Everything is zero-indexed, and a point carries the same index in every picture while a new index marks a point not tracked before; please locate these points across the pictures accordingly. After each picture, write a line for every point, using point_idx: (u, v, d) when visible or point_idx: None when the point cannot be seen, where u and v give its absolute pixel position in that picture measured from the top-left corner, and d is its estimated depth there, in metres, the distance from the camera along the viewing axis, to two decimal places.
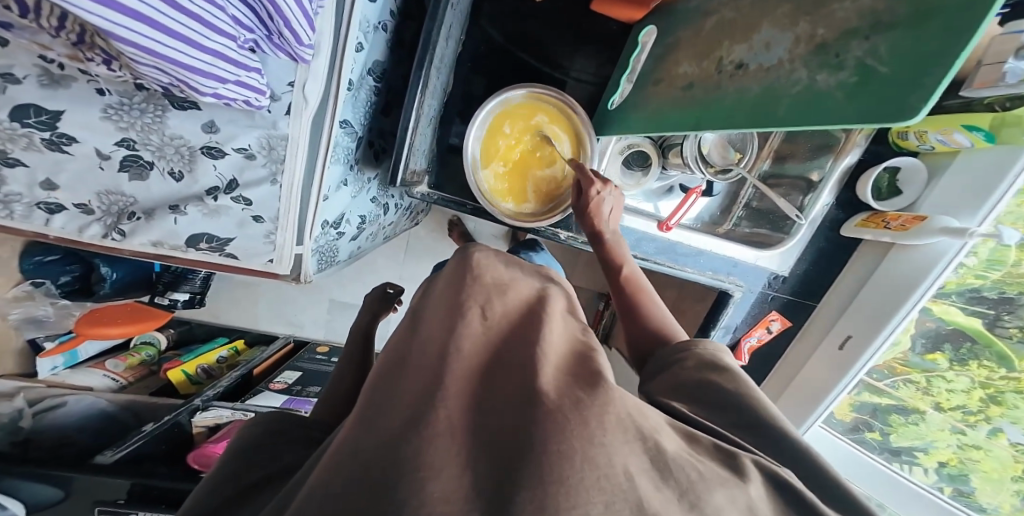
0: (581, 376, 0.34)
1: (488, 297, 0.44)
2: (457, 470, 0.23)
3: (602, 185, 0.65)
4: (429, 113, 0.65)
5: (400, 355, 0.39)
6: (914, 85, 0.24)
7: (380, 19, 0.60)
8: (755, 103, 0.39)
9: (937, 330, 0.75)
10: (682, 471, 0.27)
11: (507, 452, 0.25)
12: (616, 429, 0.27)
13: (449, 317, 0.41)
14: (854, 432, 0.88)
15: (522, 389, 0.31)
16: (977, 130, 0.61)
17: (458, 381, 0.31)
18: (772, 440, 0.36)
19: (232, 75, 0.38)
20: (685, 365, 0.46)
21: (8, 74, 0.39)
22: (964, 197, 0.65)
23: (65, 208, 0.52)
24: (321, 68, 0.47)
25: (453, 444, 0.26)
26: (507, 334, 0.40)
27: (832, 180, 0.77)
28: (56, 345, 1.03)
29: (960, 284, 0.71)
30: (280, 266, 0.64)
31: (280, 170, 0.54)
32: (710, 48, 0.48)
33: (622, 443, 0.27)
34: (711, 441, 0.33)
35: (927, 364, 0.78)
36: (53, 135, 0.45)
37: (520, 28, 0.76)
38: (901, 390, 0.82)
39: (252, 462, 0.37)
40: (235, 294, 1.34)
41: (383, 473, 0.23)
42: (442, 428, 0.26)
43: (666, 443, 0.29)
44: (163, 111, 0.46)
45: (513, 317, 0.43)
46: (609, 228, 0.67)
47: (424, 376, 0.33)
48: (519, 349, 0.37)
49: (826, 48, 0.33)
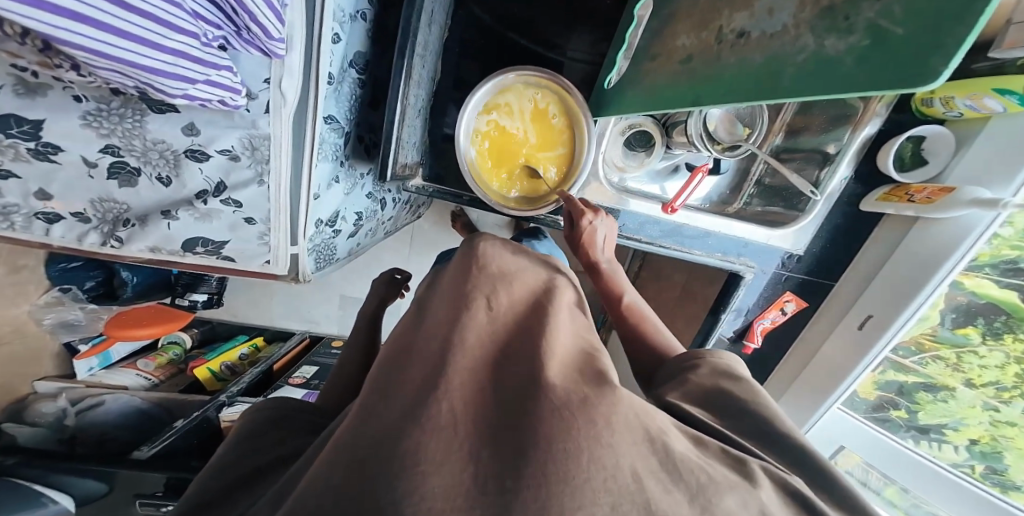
0: (588, 373, 0.33)
1: (493, 287, 0.43)
2: (458, 465, 0.23)
3: (593, 214, 0.63)
4: (417, 103, 0.63)
5: (404, 345, 0.38)
6: (933, 45, 0.21)
7: (357, 7, 0.57)
8: (757, 75, 0.36)
9: (969, 305, 0.71)
10: (692, 473, 0.25)
11: (509, 446, 0.25)
12: (624, 429, 0.26)
13: (453, 307, 0.40)
14: (879, 411, 0.85)
15: (527, 383, 0.30)
16: (1010, 94, 0.55)
17: (462, 371, 0.31)
18: (785, 443, 0.35)
19: (200, 74, 0.37)
20: (698, 371, 0.44)
21: None
22: (999, 165, 0.60)
23: (63, 218, 0.53)
24: (296, 64, 0.46)
25: (455, 438, 0.25)
26: (512, 326, 0.39)
27: (851, 153, 0.71)
28: (90, 347, 1.07)
29: (993, 256, 0.67)
30: (277, 267, 0.63)
31: (265, 170, 0.52)
32: (710, 17, 0.45)
33: (630, 444, 0.25)
34: (719, 446, 0.31)
35: (957, 339, 0.74)
36: (37, 145, 0.45)
37: (510, 8, 0.73)
38: (929, 367, 0.78)
39: (256, 448, 0.37)
40: (250, 294, 1.36)
41: (384, 464, 0.22)
42: (443, 421, 0.25)
43: (674, 444, 0.28)
44: (141, 115, 0.45)
45: (518, 308, 0.42)
46: (605, 256, 0.66)
47: (426, 366, 0.32)
48: (524, 344, 0.36)
49: (834, 11, 0.30)
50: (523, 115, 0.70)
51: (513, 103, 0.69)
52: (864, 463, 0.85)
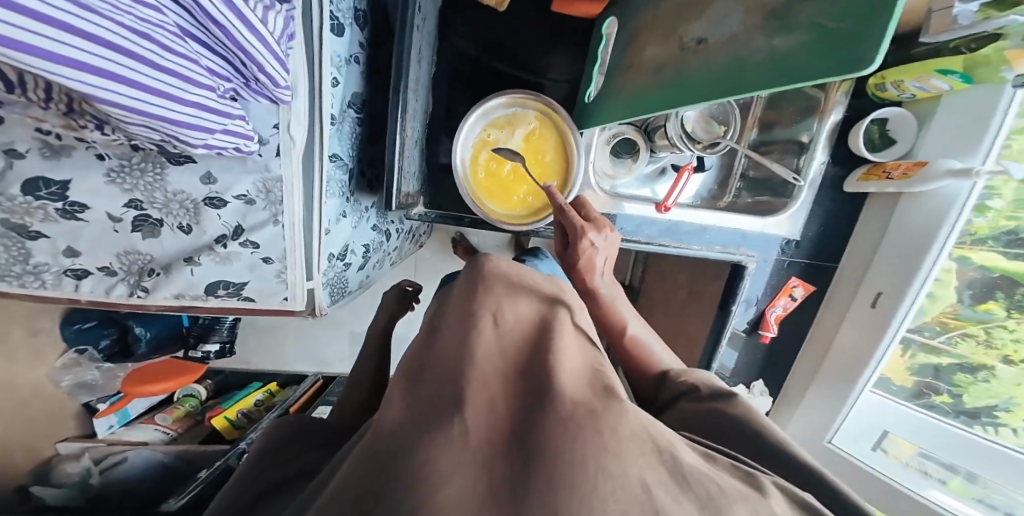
0: (597, 386, 0.34)
1: (502, 295, 0.44)
2: (472, 478, 0.24)
3: (596, 235, 0.61)
4: (413, 134, 0.67)
5: (419, 347, 0.39)
6: (862, 34, 0.25)
7: (351, 52, 0.62)
8: (720, 75, 0.39)
9: (986, 280, 0.72)
10: (700, 485, 0.26)
11: (521, 459, 0.26)
12: (633, 439, 0.27)
13: (466, 311, 0.41)
14: (921, 397, 0.82)
15: (539, 395, 0.31)
16: (952, 73, 0.59)
17: (474, 379, 0.32)
18: (784, 459, 0.37)
19: (219, 124, 0.41)
20: (697, 401, 0.47)
21: (13, 149, 0.44)
22: (960, 137, 0.64)
23: (91, 273, 0.56)
24: (302, 108, 0.50)
25: (469, 450, 0.26)
26: (523, 334, 0.40)
27: (823, 139, 0.75)
28: (108, 406, 1.06)
29: (992, 228, 0.71)
30: (295, 303, 0.64)
31: (279, 211, 0.55)
32: (671, 29, 0.49)
33: (639, 456, 0.27)
34: (729, 461, 0.32)
35: (981, 315, 0.74)
36: (65, 205, 0.49)
37: (489, 40, 0.78)
38: (960, 346, 0.77)
39: (280, 460, 0.39)
40: (261, 339, 1.37)
41: (402, 473, 0.24)
42: (457, 432, 0.27)
43: (682, 456, 0.29)
44: (161, 168, 0.49)
45: (528, 316, 0.43)
46: (604, 282, 0.65)
47: (439, 373, 0.33)
48: (537, 354, 0.37)
49: (778, 13, 0.33)
50: (521, 145, 0.74)
51: (529, 135, 0.74)
52: (920, 453, 0.78)
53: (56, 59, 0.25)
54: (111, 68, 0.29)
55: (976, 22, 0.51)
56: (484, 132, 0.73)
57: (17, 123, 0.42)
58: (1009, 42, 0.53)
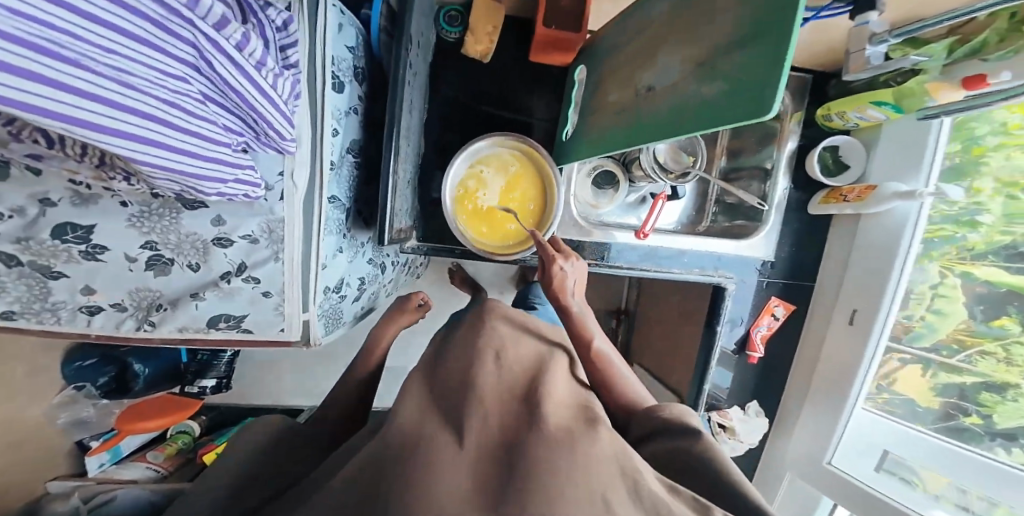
0: (577, 420, 0.40)
1: (502, 341, 0.51)
2: (461, 482, 0.30)
3: (564, 259, 0.66)
4: (405, 175, 0.73)
5: (428, 380, 0.46)
6: (763, 86, 0.30)
7: (351, 105, 0.69)
8: (664, 116, 0.44)
9: (991, 294, 0.72)
10: (651, 504, 0.32)
11: (502, 472, 0.32)
12: (598, 466, 0.33)
13: (471, 355, 0.48)
14: (949, 420, 0.77)
15: (525, 423, 0.37)
16: (884, 104, 0.68)
17: (472, 407, 0.38)
18: (732, 494, 0.41)
19: (231, 175, 0.46)
20: (657, 432, 0.50)
21: (48, 199, 0.48)
22: (904, 162, 0.71)
23: (104, 309, 0.60)
24: (304, 156, 0.56)
25: (461, 462, 0.32)
26: (520, 374, 0.46)
27: (782, 166, 0.82)
28: (101, 443, 1.05)
29: (988, 243, 0.73)
30: (291, 334, 0.68)
31: (280, 248, 0.60)
32: (628, 77, 0.56)
33: (602, 479, 0.32)
34: (690, 493, 0.36)
35: (997, 331, 0.71)
36: (87, 247, 0.53)
37: (475, 86, 0.86)
38: (980, 364, 0.73)
39: (281, 470, 0.49)
40: (259, 374, 1.38)
41: (405, 473, 0.30)
42: (453, 447, 0.33)
43: (644, 482, 0.34)
44: (177, 213, 0.54)
45: (524, 361, 0.50)
46: (576, 302, 0.67)
47: (444, 404, 0.40)
48: (528, 391, 0.43)
49: (705, 66, 0.39)
50: (507, 182, 0.80)
51: (513, 174, 0.80)
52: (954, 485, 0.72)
53: (94, 128, 0.30)
54: (142, 133, 0.34)
55: (886, 62, 0.57)
56: (473, 170, 0.79)
57: (53, 175, 0.47)
58: (929, 75, 0.59)
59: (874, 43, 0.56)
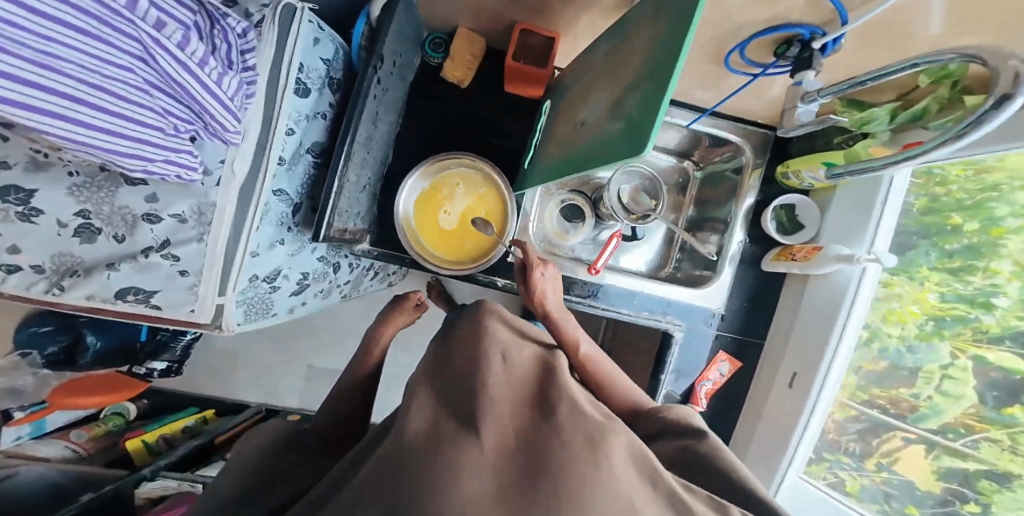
0: (590, 420, 0.38)
1: (506, 343, 0.48)
2: (487, 484, 0.29)
3: (543, 265, 0.71)
4: (359, 179, 0.74)
5: (432, 379, 0.43)
6: (645, 126, 0.31)
7: (317, 110, 0.73)
8: (584, 149, 0.46)
9: (1008, 383, 0.67)
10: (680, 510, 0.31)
11: (526, 472, 0.31)
12: (621, 468, 0.32)
13: (474, 354, 0.45)
14: (948, 506, 0.76)
15: (541, 423, 0.36)
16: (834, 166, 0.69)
17: (485, 409, 0.36)
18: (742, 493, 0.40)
19: (160, 155, 0.47)
20: (665, 433, 0.50)
21: (3, 161, 0.50)
22: (848, 228, 0.73)
23: (22, 269, 0.60)
24: (249, 149, 0.58)
25: (487, 462, 0.31)
26: (526, 375, 0.44)
27: (738, 220, 0.84)
28: (27, 414, 1.03)
29: (1004, 327, 0.67)
30: (201, 316, 0.66)
31: (206, 231, 0.60)
32: (573, 112, 0.58)
33: (627, 482, 0.32)
34: (705, 493, 0.36)
35: (1007, 419, 0.68)
36: (24, 209, 0.54)
37: (452, 108, 0.90)
38: (985, 451, 0.71)
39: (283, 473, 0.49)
40: (211, 364, 1.34)
41: (424, 476, 0.29)
42: (475, 448, 0.32)
43: (665, 484, 0.33)
44: (116, 186, 0.56)
45: (530, 362, 0.47)
46: (556, 305, 0.69)
47: (455, 403, 0.38)
48: (539, 391, 0.41)
49: (618, 106, 0.40)
50: (468, 200, 0.81)
51: (480, 195, 0.82)
52: None
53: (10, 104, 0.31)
54: (60, 111, 0.35)
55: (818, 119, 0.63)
56: (438, 183, 0.82)
57: (15, 142, 0.49)
58: (878, 139, 0.64)
59: (806, 102, 0.60)
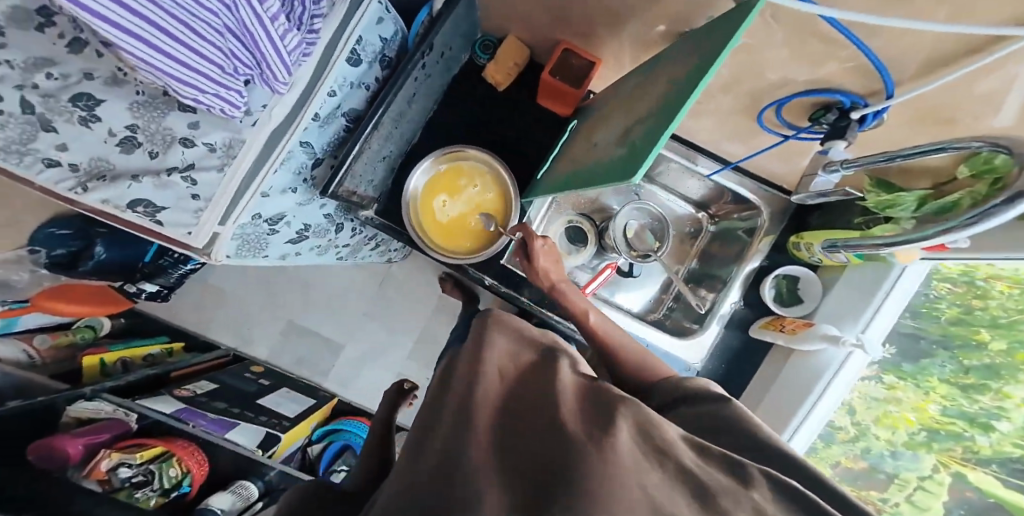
0: (596, 401, 0.29)
1: (504, 342, 0.40)
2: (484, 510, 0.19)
3: (543, 236, 0.72)
4: (380, 150, 0.77)
5: (427, 408, 0.33)
6: (642, 153, 0.32)
7: (364, 80, 0.76)
8: (590, 168, 0.47)
9: (981, 502, 0.71)
10: (706, 479, 0.22)
11: (535, 486, 0.21)
12: (626, 443, 0.23)
13: (467, 360, 0.36)
14: None
15: (551, 416, 0.26)
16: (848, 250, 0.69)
17: (480, 425, 0.27)
18: (763, 449, 0.34)
19: (214, 89, 0.50)
20: (684, 406, 0.43)
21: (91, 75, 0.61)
22: (842, 311, 0.73)
23: (60, 165, 0.62)
24: (290, 99, 0.61)
25: (486, 485, 0.21)
26: (523, 373, 0.35)
27: (736, 283, 0.85)
28: (4, 309, 0.98)
29: (995, 451, 0.71)
30: (196, 239, 0.63)
31: (229, 162, 0.63)
32: (591, 132, 0.60)
33: (636, 459, 0.22)
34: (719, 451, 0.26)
35: None
36: (87, 114, 0.62)
37: (484, 108, 0.92)
38: None
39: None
40: (201, 301, 1.38)
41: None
42: (473, 473, 0.22)
43: (679, 452, 0.24)
44: (168, 108, 0.62)
45: (528, 358, 0.38)
46: (558, 276, 0.73)
47: (446, 426, 0.28)
48: (538, 387, 0.32)
49: (628, 133, 0.42)
50: (471, 194, 0.83)
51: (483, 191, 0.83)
52: None
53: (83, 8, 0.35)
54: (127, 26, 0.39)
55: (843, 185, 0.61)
56: (446, 172, 0.83)
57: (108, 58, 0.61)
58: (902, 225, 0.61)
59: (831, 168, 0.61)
